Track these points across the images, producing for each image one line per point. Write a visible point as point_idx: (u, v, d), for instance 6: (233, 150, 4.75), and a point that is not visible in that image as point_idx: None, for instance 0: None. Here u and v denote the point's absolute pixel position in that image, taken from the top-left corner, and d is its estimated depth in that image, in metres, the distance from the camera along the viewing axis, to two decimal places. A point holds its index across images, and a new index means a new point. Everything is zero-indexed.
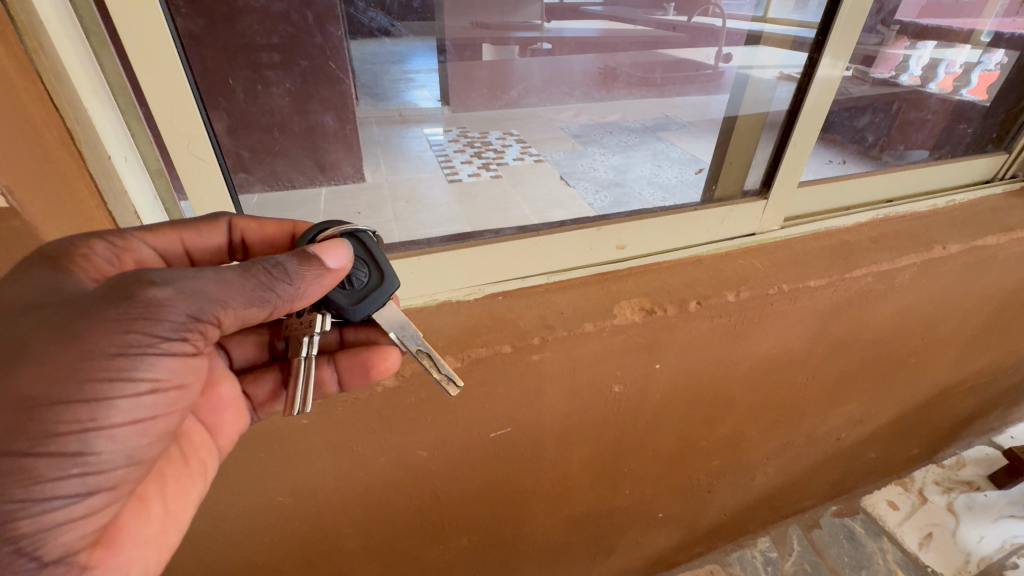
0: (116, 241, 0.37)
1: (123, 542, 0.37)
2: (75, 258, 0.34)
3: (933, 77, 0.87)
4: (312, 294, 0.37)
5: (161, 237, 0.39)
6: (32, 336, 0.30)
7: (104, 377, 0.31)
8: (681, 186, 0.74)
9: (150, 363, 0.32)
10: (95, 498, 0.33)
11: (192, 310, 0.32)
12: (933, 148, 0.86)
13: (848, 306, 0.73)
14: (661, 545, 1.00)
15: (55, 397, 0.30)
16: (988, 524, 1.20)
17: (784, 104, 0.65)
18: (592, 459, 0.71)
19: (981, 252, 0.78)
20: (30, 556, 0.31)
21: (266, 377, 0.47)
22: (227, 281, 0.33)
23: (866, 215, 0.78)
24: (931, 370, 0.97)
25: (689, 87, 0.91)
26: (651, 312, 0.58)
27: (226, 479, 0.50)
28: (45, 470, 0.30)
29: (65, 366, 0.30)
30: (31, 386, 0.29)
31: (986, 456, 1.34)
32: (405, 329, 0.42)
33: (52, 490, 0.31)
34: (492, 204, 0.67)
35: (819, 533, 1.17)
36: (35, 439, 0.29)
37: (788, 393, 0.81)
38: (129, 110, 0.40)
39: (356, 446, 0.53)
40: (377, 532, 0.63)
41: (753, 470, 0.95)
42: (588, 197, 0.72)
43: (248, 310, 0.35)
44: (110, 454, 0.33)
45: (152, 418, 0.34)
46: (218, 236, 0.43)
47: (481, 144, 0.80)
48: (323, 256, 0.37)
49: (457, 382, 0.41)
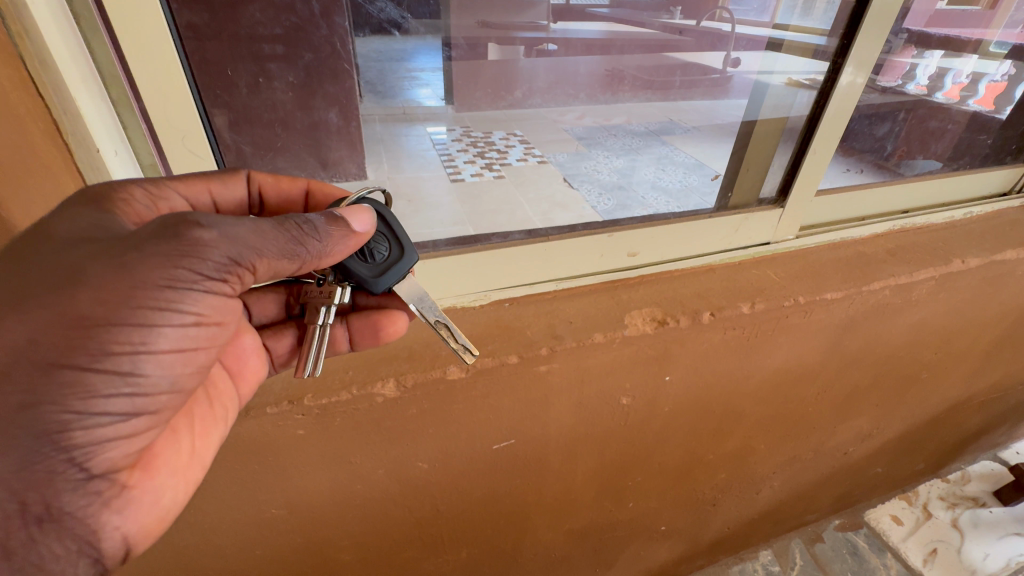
0: (150, 187, 0.35)
1: (158, 467, 0.37)
2: (117, 202, 0.33)
3: (941, 86, 0.82)
4: (337, 254, 0.35)
5: (191, 186, 0.38)
6: (87, 263, 0.29)
7: (151, 306, 0.29)
8: (684, 191, 0.72)
9: (196, 298, 0.31)
10: (139, 420, 0.33)
11: (233, 254, 0.31)
12: (951, 159, 0.84)
13: (862, 320, 0.70)
14: (662, 558, 0.98)
15: (108, 319, 0.29)
16: (993, 541, 1.17)
17: (806, 109, 0.63)
18: (596, 472, 0.69)
19: (999, 266, 0.76)
20: (79, 467, 0.31)
21: (286, 333, 0.46)
22: (263, 230, 0.31)
23: (882, 226, 0.76)
24: (942, 384, 0.95)
25: (693, 90, 0.84)
26: (664, 323, 0.56)
27: (215, 491, 0.48)
28: (99, 386, 0.30)
29: (116, 291, 0.29)
30: (86, 306, 0.28)
31: (991, 472, 1.32)
32: (424, 300, 0.41)
33: (104, 406, 0.30)
34: (496, 205, 0.66)
35: (822, 547, 1.15)
36: (92, 355, 0.29)
37: (798, 405, 0.79)
38: (124, 101, 0.37)
39: (353, 457, 0.50)
40: (375, 543, 0.61)
41: (758, 484, 0.92)
42: (591, 199, 0.71)
43: (281, 262, 0.33)
44: (156, 377, 0.32)
45: (195, 351, 0.33)
46: (240, 189, 0.41)
47: (485, 143, 0.75)
48: (348, 218, 0.35)
49: (472, 352, 0.40)
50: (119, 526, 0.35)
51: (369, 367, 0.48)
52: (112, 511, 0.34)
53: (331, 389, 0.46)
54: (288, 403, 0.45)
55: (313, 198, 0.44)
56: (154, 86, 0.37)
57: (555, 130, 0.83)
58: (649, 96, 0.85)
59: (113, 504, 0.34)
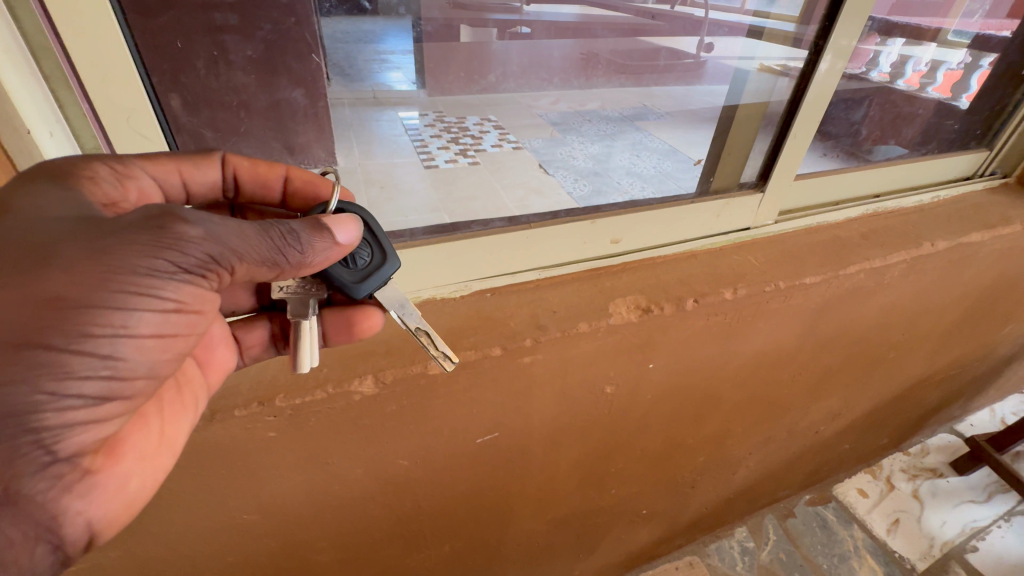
0: (116, 165, 0.33)
1: (124, 452, 0.34)
2: (81, 179, 0.30)
3: (902, 73, 0.84)
4: (319, 267, 0.33)
5: (160, 167, 0.35)
6: (61, 243, 0.26)
7: (129, 292, 0.27)
8: (659, 176, 0.71)
9: (175, 290, 0.28)
10: (110, 405, 0.30)
11: (215, 255, 0.28)
12: (920, 143, 0.86)
13: (838, 303, 0.72)
14: (643, 540, 0.99)
15: (85, 301, 0.26)
16: (949, 509, 1.24)
17: (785, 95, 0.63)
18: (580, 460, 0.68)
19: (965, 249, 0.78)
20: (44, 449, 0.28)
21: (257, 325, 0.44)
22: (245, 232, 0.29)
23: (856, 210, 0.77)
24: (906, 363, 0.98)
25: (667, 76, 0.83)
26: (648, 310, 0.55)
27: (181, 498, 0.44)
28: (75, 367, 0.27)
29: (93, 273, 0.26)
30: (60, 286, 0.25)
31: (947, 443, 1.39)
32: (405, 307, 0.39)
33: (78, 388, 0.27)
34: (470, 191, 0.63)
35: (793, 522, 1.20)
36: (68, 335, 0.26)
37: (775, 387, 0.80)
38: (58, 78, 0.33)
39: (330, 458, 0.48)
40: (355, 541, 0.59)
41: (735, 464, 0.94)
42: (567, 184, 0.69)
43: (260, 270, 0.30)
44: (135, 362, 0.29)
45: (173, 338, 0.30)
46: (214, 173, 0.38)
47: (458, 129, 0.74)
48: (331, 228, 0.32)
49: (452, 359, 0.39)
50: (83, 510, 0.31)
51: (345, 363, 0.45)
52: (75, 496, 0.31)
53: (305, 389, 0.43)
54: (258, 404, 0.41)
55: (290, 185, 0.41)
56: (94, 53, 0.33)
57: (528, 115, 0.82)
58: (621, 82, 0.86)
59: (75, 490, 0.30)
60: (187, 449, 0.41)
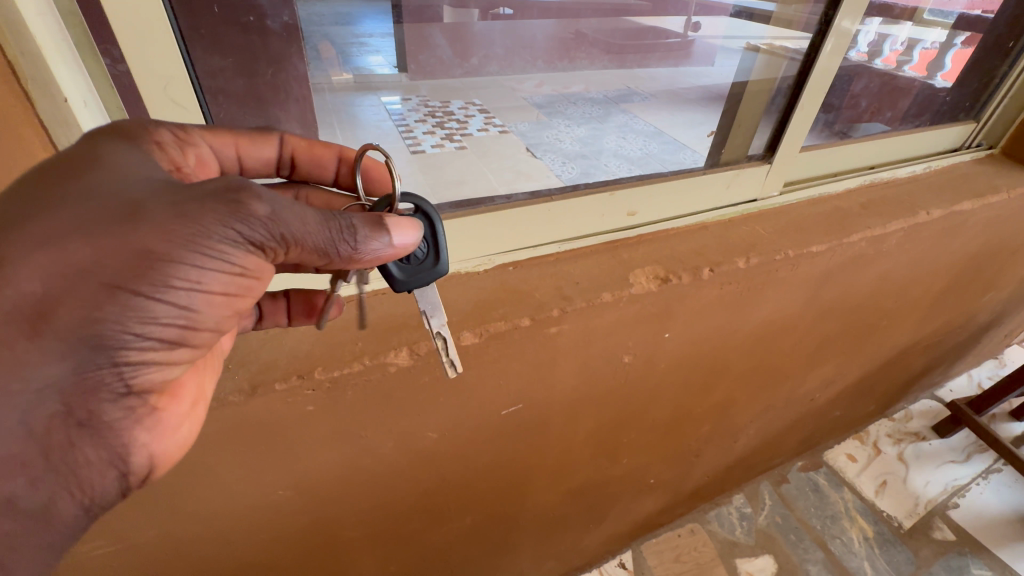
0: (178, 131, 0.33)
1: (181, 394, 0.35)
2: (148, 139, 0.30)
3: (881, 53, 0.80)
4: (368, 264, 0.31)
5: (218, 138, 0.35)
6: (149, 200, 0.26)
7: (206, 254, 0.26)
8: (646, 158, 0.70)
9: (242, 258, 0.28)
10: (181, 353, 0.30)
11: (277, 236, 0.27)
12: (915, 116, 0.88)
13: (840, 271, 0.74)
14: (647, 509, 1.02)
15: (170, 256, 0.26)
16: (933, 470, 1.30)
17: (793, 69, 0.64)
18: (596, 430, 0.70)
19: (957, 217, 0.81)
20: (123, 382, 0.29)
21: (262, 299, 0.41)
22: (307, 218, 0.28)
23: (852, 182, 0.79)
24: (896, 330, 1.02)
25: (650, 56, 0.94)
26: (667, 280, 0.56)
27: (218, 473, 0.44)
28: (159, 314, 0.27)
29: (177, 232, 0.25)
30: (148, 239, 0.25)
31: (930, 409, 1.45)
32: (436, 309, 0.39)
33: (158, 334, 0.28)
34: (455, 176, 0.62)
35: (788, 487, 1.24)
36: (154, 285, 0.26)
37: (777, 355, 0.83)
38: (84, 43, 0.32)
39: (362, 432, 0.48)
40: (382, 515, 0.59)
41: (736, 433, 0.97)
42: (556, 168, 0.68)
43: (313, 257, 0.29)
44: (206, 316, 0.29)
45: (236, 298, 0.30)
46: (270, 151, 0.37)
47: (443, 114, 0.72)
48: (390, 228, 0.30)
49: (459, 369, 0.40)
50: (146, 443, 0.32)
51: (379, 337, 0.45)
52: (143, 428, 0.32)
53: (342, 361, 0.43)
54: (297, 378, 0.42)
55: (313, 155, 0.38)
56: (125, 16, 0.32)
57: (513, 97, 0.82)
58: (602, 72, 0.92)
59: (145, 423, 0.32)
60: (226, 424, 0.41)
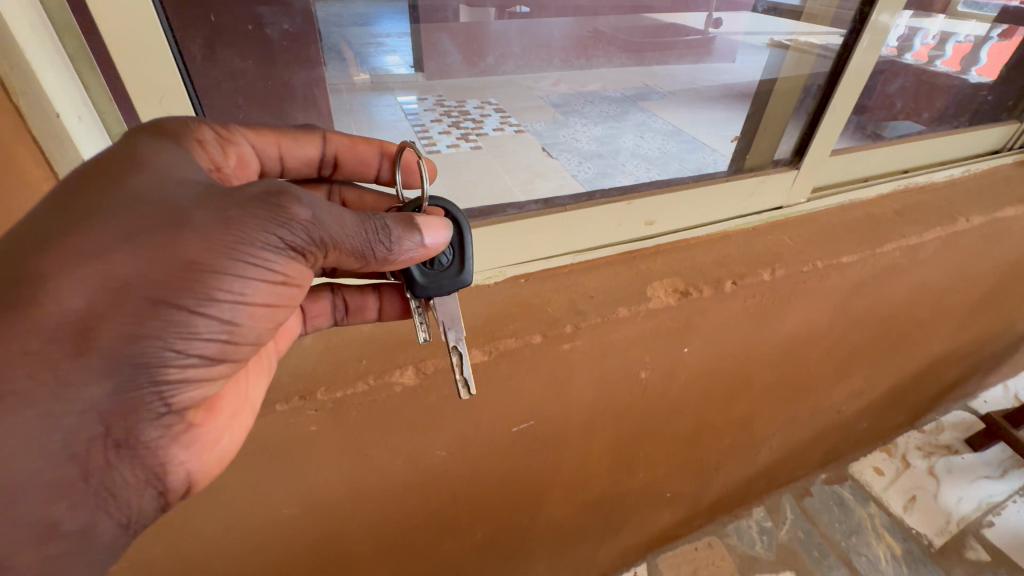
0: (221, 130, 0.32)
1: (219, 410, 0.34)
2: (190, 140, 0.30)
3: (909, 48, 0.75)
4: (400, 265, 0.31)
5: (262, 137, 0.34)
6: (191, 207, 0.25)
7: (249, 263, 0.26)
8: (664, 158, 0.68)
9: (283, 265, 0.27)
10: (219, 366, 0.30)
11: (317, 239, 0.27)
12: (953, 116, 0.83)
13: (872, 281, 0.70)
14: (663, 522, 0.99)
15: (214, 267, 0.25)
16: (966, 486, 1.24)
17: (825, 66, 0.60)
18: (612, 445, 0.68)
19: (999, 224, 0.76)
20: (162, 401, 0.28)
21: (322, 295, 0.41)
22: (345, 221, 0.27)
23: (887, 186, 0.75)
24: (930, 341, 0.97)
25: (667, 55, 0.93)
26: (687, 293, 0.54)
27: (224, 490, 0.43)
28: (200, 328, 0.27)
29: (222, 241, 0.25)
30: (193, 250, 0.25)
31: (963, 421, 1.38)
32: (455, 323, 0.38)
33: (199, 348, 0.27)
34: (471, 177, 0.59)
35: (811, 501, 1.20)
36: (196, 299, 0.26)
37: (803, 367, 0.79)
38: (80, 55, 0.31)
39: (369, 450, 0.47)
40: (389, 531, 0.58)
41: (758, 445, 0.94)
42: (572, 168, 0.66)
43: (350, 259, 0.29)
44: (247, 328, 0.29)
45: (276, 308, 0.29)
46: (312, 149, 0.36)
47: (458, 114, 0.71)
48: (422, 227, 0.30)
49: (471, 390, 0.39)
50: (185, 460, 0.32)
51: (386, 353, 0.44)
52: (181, 446, 0.31)
53: (344, 382, 0.41)
54: (299, 399, 0.40)
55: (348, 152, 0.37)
56: (119, 26, 0.31)
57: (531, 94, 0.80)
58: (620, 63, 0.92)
59: (182, 440, 0.31)
60: None
